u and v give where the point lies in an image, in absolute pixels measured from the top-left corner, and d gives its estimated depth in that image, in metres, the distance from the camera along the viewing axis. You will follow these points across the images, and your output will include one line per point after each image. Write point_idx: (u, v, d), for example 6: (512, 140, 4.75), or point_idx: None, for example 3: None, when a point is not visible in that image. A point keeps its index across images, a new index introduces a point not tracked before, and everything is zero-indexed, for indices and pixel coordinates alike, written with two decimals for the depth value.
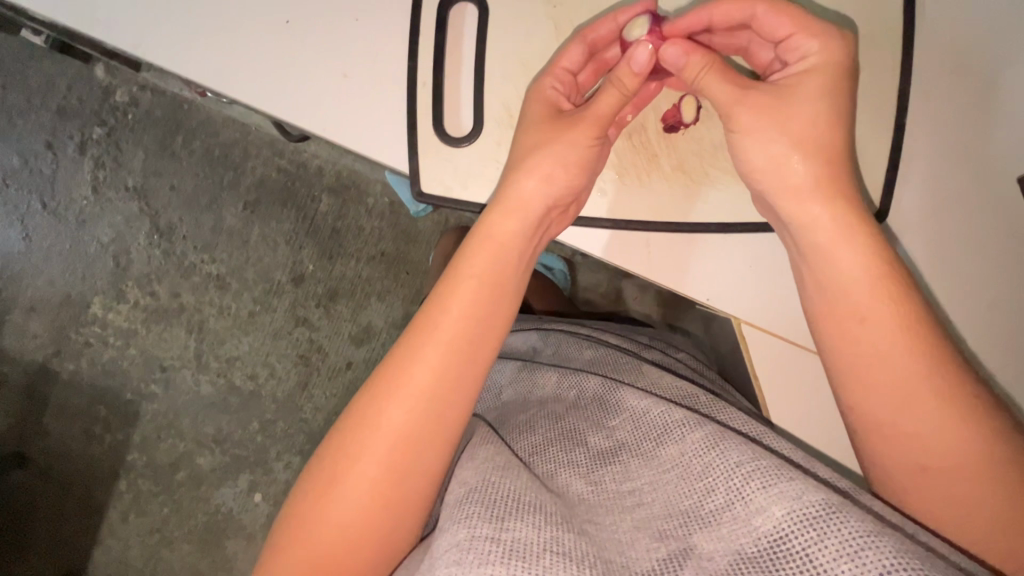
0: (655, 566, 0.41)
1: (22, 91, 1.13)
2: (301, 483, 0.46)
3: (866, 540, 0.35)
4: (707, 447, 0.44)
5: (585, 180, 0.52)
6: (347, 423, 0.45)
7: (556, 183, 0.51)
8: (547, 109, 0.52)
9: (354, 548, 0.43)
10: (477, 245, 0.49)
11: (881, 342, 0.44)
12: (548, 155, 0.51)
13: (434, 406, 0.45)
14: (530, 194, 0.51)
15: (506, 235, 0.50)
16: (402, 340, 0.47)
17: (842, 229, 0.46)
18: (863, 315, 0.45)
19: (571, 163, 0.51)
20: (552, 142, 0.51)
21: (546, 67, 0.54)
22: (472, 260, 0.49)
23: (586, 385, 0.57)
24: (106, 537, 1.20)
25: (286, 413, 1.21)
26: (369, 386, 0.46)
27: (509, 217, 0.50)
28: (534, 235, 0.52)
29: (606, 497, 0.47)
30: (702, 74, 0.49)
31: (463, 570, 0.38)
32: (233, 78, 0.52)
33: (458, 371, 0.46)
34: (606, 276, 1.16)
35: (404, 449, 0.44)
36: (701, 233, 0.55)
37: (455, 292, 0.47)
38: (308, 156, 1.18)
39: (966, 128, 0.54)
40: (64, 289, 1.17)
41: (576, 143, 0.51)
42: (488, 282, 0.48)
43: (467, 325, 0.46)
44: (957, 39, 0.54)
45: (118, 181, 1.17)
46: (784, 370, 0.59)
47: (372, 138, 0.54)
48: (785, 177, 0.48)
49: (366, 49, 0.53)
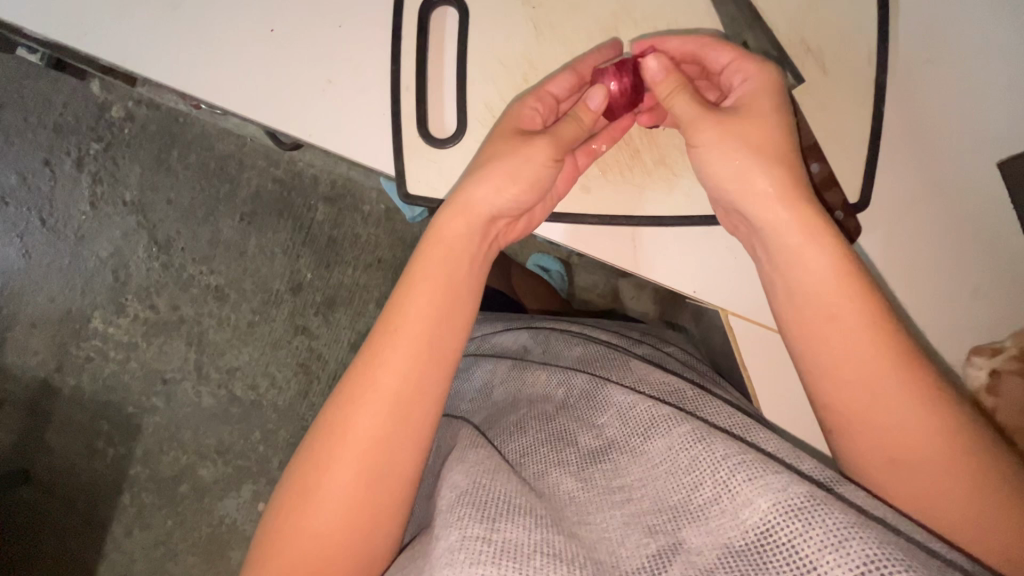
0: (644, 562, 0.41)
1: (20, 110, 1.14)
2: (280, 493, 0.46)
3: (850, 531, 0.35)
4: (693, 441, 0.45)
5: (531, 196, 0.52)
6: (325, 430, 0.46)
7: (505, 194, 0.50)
8: (516, 127, 0.52)
9: (342, 550, 0.43)
10: (426, 249, 0.49)
11: (857, 338, 0.44)
12: (502, 167, 0.50)
13: (403, 408, 0.45)
14: (483, 204, 0.50)
15: (454, 238, 0.50)
16: (368, 345, 0.47)
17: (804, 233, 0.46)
18: (829, 312, 0.45)
19: (525, 177, 0.51)
20: (506, 156, 0.50)
21: (531, 90, 0.54)
22: (430, 265, 0.49)
23: (573, 383, 0.57)
24: (111, 551, 1.20)
25: (288, 422, 1.21)
26: (347, 392, 0.46)
27: (457, 220, 0.50)
28: (484, 241, 0.52)
29: (595, 494, 0.47)
30: (672, 94, 0.51)
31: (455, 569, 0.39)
32: (220, 86, 0.53)
33: (427, 370, 0.46)
34: (602, 277, 1.17)
35: (375, 451, 0.44)
36: (686, 225, 0.56)
37: (420, 296, 0.48)
38: (303, 165, 1.18)
39: (943, 116, 0.54)
40: (64, 304, 1.18)
41: (532, 158, 0.50)
42: (442, 286, 0.48)
43: (430, 327, 0.47)
44: (931, 28, 0.55)
45: (116, 196, 1.18)
46: (771, 359, 0.59)
47: (359, 142, 0.54)
48: (750, 186, 0.48)
49: (350, 56, 0.54)
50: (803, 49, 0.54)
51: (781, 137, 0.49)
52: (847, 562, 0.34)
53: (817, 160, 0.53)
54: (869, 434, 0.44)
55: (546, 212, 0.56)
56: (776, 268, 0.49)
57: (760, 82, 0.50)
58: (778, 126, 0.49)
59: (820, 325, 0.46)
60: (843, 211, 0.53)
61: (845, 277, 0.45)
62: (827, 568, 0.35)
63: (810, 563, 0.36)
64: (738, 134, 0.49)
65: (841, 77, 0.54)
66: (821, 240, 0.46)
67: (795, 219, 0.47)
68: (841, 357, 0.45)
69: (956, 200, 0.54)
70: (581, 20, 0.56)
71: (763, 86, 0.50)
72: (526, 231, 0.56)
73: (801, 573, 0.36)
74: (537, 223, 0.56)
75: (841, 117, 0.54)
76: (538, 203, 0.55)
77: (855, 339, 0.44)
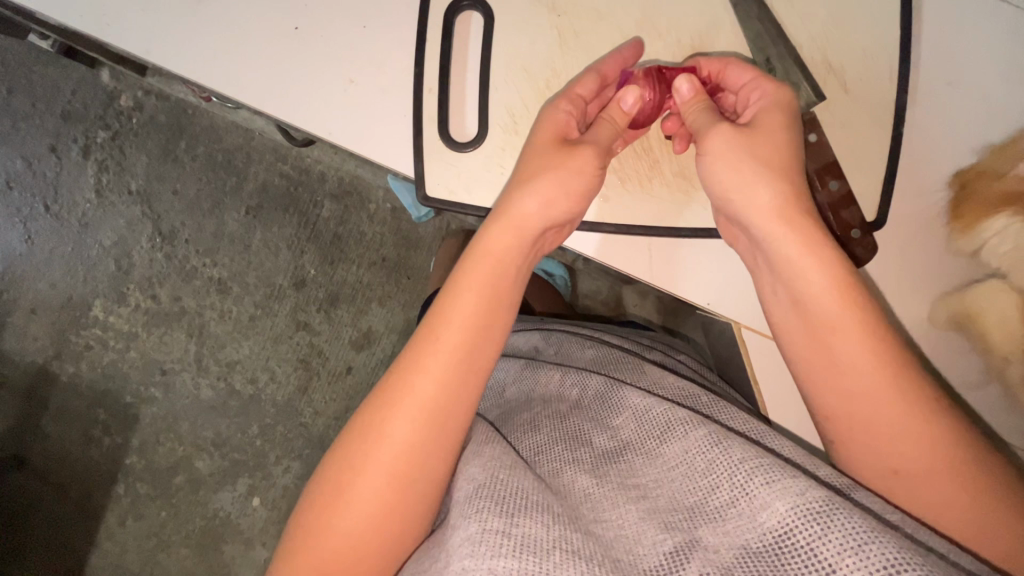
0: (662, 559, 0.41)
1: (29, 95, 1.14)
2: (308, 492, 0.46)
3: (869, 535, 0.36)
4: (710, 444, 0.45)
5: (581, 209, 0.53)
6: (355, 427, 0.46)
7: (558, 207, 0.51)
8: (556, 135, 0.52)
9: (370, 543, 0.43)
10: (474, 256, 0.50)
11: (856, 355, 0.45)
12: (555, 180, 0.50)
13: (438, 414, 0.45)
14: (535, 220, 0.51)
15: (503, 250, 0.50)
16: (408, 349, 0.47)
17: (808, 242, 0.47)
18: (831, 325, 0.46)
19: (575, 191, 0.51)
20: (557, 168, 0.50)
21: (559, 93, 0.54)
22: (472, 272, 0.49)
23: (589, 383, 0.57)
24: (103, 541, 1.19)
25: (286, 418, 1.21)
26: (374, 397, 0.47)
27: (508, 233, 0.50)
28: (527, 253, 0.52)
29: (611, 490, 0.47)
30: (694, 111, 0.52)
31: (477, 561, 0.39)
32: (243, 81, 0.53)
33: (464, 377, 0.46)
34: (607, 283, 1.17)
35: (410, 457, 0.44)
36: (702, 237, 0.56)
37: (460, 298, 0.48)
38: (311, 161, 1.19)
39: (960, 137, 0.55)
40: (66, 291, 1.18)
41: (583, 170, 0.51)
42: (486, 289, 0.49)
43: (467, 334, 0.47)
44: (952, 51, 0.55)
45: (121, 185, 1.18)
46: (782, 371, 0.60)
47: (376, 141, 0.54)
48: (750, 198, 0.49)
49: (372, 55, 0.54)
50: (825, 65, 0.55)
51: (780, 153, 0.49)
52: (865, 565, 0.35)
53: (836, 177, 0.53)
54: (865, 445, 0.45)
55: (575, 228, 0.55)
56: (779, 282, 0.49)
57: (773, 99, 0.51)
58: (787, 143, 0.50)
59: (826, 339, 0.46)
60: (861, 228, 0.53)
61: (842, 292, 0.45)
62: (846, 571, 0.35)
63: (828, 566, 0.36)
64: (743, 148, 0.49)
65: (863, 94, 0.54)
66: (822, 257, 0.46)
67: (797, 235, 0.47)
68: (846, 371, 0.45)
69: None
70: (606, 29, 0.56)
71: (776, 104, 0.51)
72: (557, 244, 0.56)
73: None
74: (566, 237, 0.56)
75: (862, 132, 0.54)
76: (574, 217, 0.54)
77: (854, 353, 0.45)
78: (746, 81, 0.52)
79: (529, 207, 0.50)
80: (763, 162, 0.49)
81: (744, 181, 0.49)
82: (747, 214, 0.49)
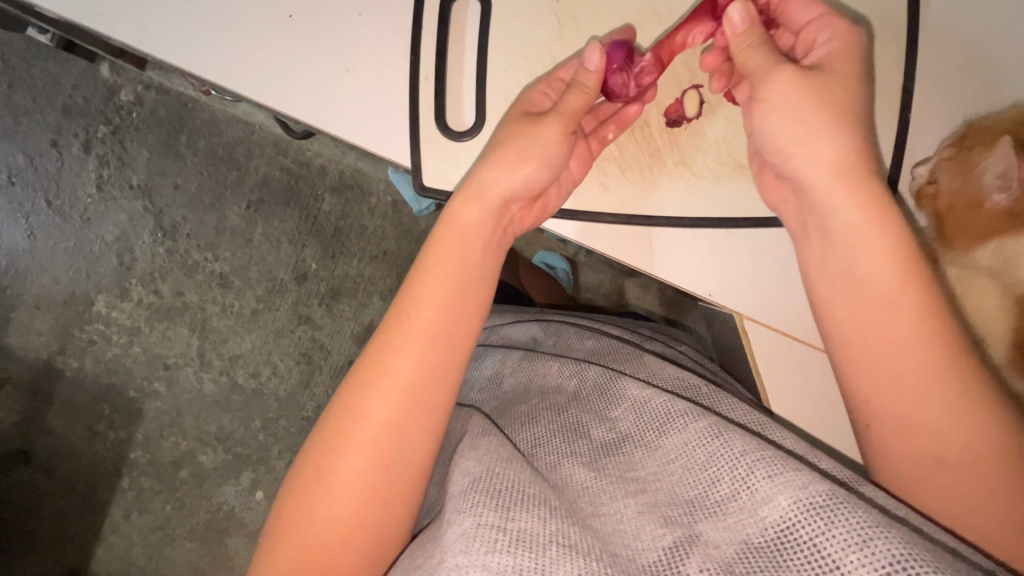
0: (661, 554, 0.40)
1: (28, 90, 1.14)
2: (293, 478, 0.46)
3: (875, 530, 0.35)
4: (710, 437, 0.44)
5: (550, 174, 0.51)
6: (336, 412, 0.46)
7: (519, 172, 0.49)
8: (526, 111, 0.52)
9: (362, 532, 0.43)
10: (439, 235, 0.49)
11: (907, 335, 0.44)
12: (513, 147, 0.50)
13: (422, 397, 0.45)
14: (495, 187, 0.49)
15: (470, 224, 0.49)
16: (382, 331, 0.47)
17: (872, 205, 0.46)
18: (889, 302, 0.45)
19: (541, 155, 0.50)
20: (518, 137, 0.50)
21: (543, 76, 0.54)
22: (444, 253, 0.48)
23: (586, 374, 0.57)
24: (109, 534, 1.20)
25: (289, 412, 1.21)
26: (354, 377, 0.46)
27: (470, 205, 0.49)
28: (501, 229, 0.52)
29: (609, 482, 0.47)
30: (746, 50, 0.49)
31: (471, 556, 0.39)
32: (238, 71, 0.52)
33: (448, 360, 0.46)
34: (609, 275, 1.17)
35: (390, 440, 0.44)
36: (702, 226, 0.55)
37: (435, 279, 0.47)
38: (311, 155, 1.18)
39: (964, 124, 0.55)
40: (68, 286, 1.18)
41: (542, 136, 0.50)
42: (463, 267, 0.48)
43: (448, 317, 0.46)
44: (957, 37, 0.54)
45: (122, 180, 1.17)
46: (783, 361, 0.59)
47: (373, 132, 0.54)
48: (820, 150, 0.46)
49: (368, 44, 0.53)
50: None
51: (848, 103, 0.47)
52: (870, 561, 0.34)
53: None
54: (904, 434, 0.44)
55: (561, 199, 0.55)
56: (831, 250, 0.48)
57: (843, 44, 0.48)
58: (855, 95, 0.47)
59: (879, 315, 0.45)
60: None
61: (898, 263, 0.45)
62: (851, 567, 0.35)
63: (832, 562, 0.36)
64: (816, 92, 0.46)
65: None
66: (883, 223, 0.45)
67: (856, 196, 0.46)
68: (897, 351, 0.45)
69: None
70: (606, 16, 0.55)
71: (846, 50, 0.48)
72: (541, 219, 0.55)
73: (823, 571, 0.36)
74: (551, 212, 0.55)
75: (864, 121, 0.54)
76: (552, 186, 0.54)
77: (908, 332, 0.44)
78: (807, 20, 0.51)
79: (489, 175, 0.49)
80: (832, 111, 0.46)
81: (806, 137, 0.47)
82: (805, 166, 0.47)
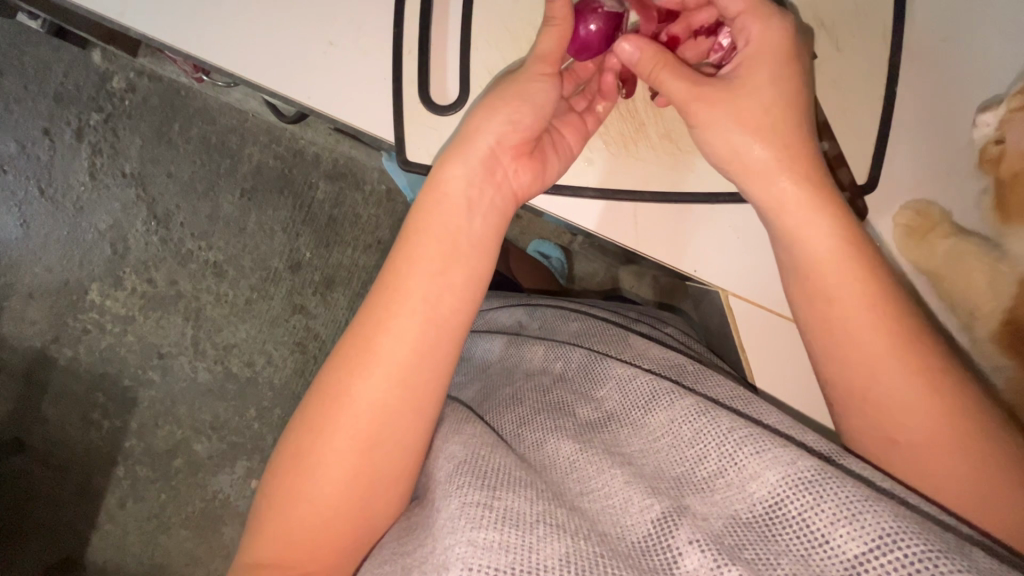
0: (649, 528, 0.40)
1: (20, 77, 1.13)
2: (276, 460, 0.46)
3: (863, 504, 0.35)
4: (696, 414, 0.44)
5: (537, 120, 0.50)
6: (318, 393, 0.46)
7: (504, 116, 0.49)
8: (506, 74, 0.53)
9: (351, 513, 0.43)
10: (422, 203, 0.48)
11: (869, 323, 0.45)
12: (509, 99, 0.49)
13: (407, 374, 0.44)
14: (482, 135, 0.48)
15: (449, 181, 0.48)
16: (368, 309, 0.46)
17: (807, 206, 0.47)
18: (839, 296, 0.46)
19: (523, 97, 0.49)
20: (501, 89, 0.50)
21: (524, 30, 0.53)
22: (428, 221, 0.47)
23: (571, 356, 0.58)
24: (104, 522, 1.20)
25: (285, 400, 1.21)
26: (337, 358, 0.46)
27: (458, 161, 0.48)
28: (490, 188, 0.49)
29: (595, 458, 0.46)
30: (657, 71, 0.49)
31: (457, 534, 0.39)
32: (219, 47, 0.52)
33: (431, 335, 0.45)
34: (603, 264, 1.17)
35: (377, 420, 0.44)
36: (688, 203, 0.55)
37: (418, 256, 0.46)
38: (305, 143, 1.17)
39: (942, 102, 0.56)
40: (62, 275, 1.17)
41: (528, 80, 0.50)
42: (446, 241, 0.47)
43: (431, 291, 0.46)
44: (934, 16, 0.56)
45: (115, 168, 1.17)
46: (768, 341, 0.59)
47: (357, 106, 0.54)
48: (749, 163, 0.49)
49: (351, 16, 0.53)
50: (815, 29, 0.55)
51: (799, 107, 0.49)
52: (860, 535, 0.34)
53: (828, 139, 0.55)
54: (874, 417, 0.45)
55: (562, 169, 0.54)
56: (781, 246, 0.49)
57: (759, 45, 0.49)
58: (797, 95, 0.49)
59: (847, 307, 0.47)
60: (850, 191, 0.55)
61: (846, 261, 0.46)
62: (841, 541, 0.35)
63: (821, 536, 0.36)
64: (730, 110, 0.49)
65: (849, 60, 0.55)
66: (825, 217, 0.47)
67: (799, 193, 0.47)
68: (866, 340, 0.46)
69: (949, 179, 0.56)
70: None
71: (761, 51, 0.49)
72: (542, 182, 0.52)
73: (811, 546, 0.36)
74: (553, 177, 0.53)
75: (846, 100, 0.55)
76: (547, 147, 0.52)
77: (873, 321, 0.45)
78: (733, 14, 0.49)
79: (478, 123, 0.48)
80: (749, 123, 0.49)
81: (748, 140, 0.49)
82: (743, 178, 0.50)
